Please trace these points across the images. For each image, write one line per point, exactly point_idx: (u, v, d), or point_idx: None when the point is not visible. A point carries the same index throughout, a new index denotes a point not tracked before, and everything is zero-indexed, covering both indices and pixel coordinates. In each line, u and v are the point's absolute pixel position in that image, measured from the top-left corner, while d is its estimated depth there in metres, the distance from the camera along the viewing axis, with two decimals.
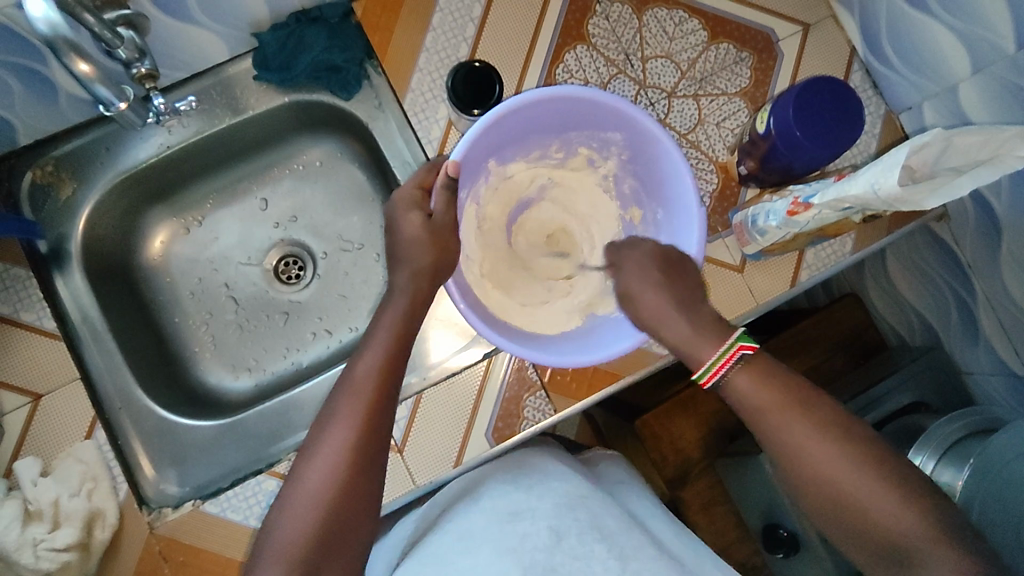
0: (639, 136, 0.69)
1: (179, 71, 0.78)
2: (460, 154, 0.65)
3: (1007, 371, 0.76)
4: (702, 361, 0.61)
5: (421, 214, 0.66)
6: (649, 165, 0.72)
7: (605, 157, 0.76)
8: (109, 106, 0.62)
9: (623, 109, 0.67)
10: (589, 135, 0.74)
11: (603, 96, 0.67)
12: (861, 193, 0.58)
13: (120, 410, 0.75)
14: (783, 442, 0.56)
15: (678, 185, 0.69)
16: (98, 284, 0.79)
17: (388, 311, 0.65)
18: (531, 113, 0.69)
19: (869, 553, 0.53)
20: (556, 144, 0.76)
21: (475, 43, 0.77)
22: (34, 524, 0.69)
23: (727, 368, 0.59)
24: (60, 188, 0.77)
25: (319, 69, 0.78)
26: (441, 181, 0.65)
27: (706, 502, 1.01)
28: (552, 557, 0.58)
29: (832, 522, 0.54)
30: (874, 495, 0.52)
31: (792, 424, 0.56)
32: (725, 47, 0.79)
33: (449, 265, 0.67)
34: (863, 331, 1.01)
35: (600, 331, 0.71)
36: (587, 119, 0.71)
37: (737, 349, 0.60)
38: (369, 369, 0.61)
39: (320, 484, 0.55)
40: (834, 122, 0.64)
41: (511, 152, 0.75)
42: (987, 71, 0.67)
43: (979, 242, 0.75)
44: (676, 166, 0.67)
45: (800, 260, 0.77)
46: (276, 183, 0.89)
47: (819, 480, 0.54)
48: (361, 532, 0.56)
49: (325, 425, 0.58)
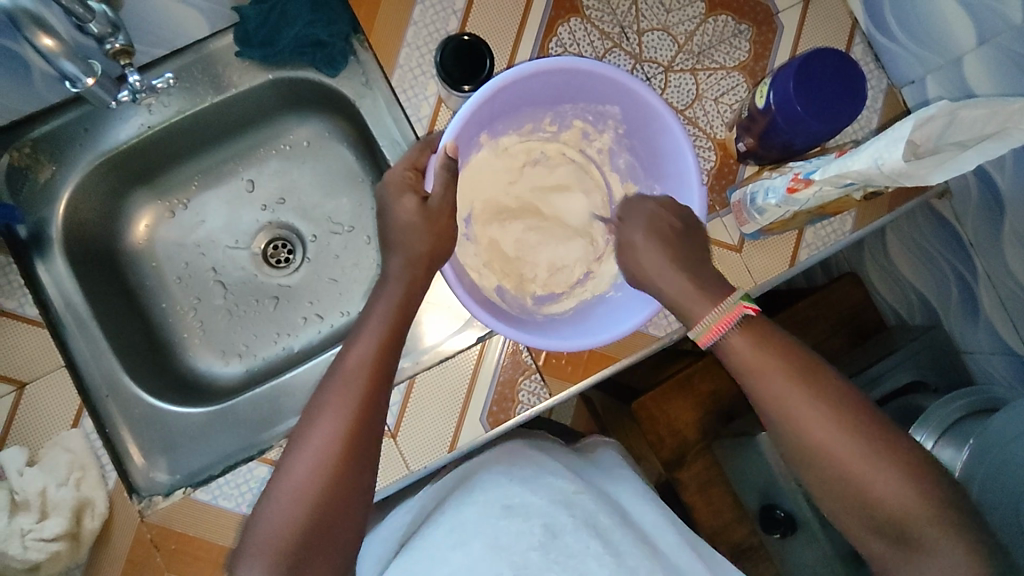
0: (637, 107, 0.67)
1: (157, 48, 0.75)
2: (454, 133, 0.63)
3: (1006, 349, 0.75)
4: (699, 319, 0.61)
5: (416, 196, 0.64)
6: (649, 140, 0.70)
7: (600, 130, 0.75)
8: (76, 82, 0.59)
9: (621, 80, 0.65)
10: (584, 108, 0.72)
11: (602, 68, 0.65)
12: (864, 169, 0.56)
13: (107, 398, 0.74)
14: (794, 411, 0.56)
15: (677, 161, 0.67)
16: (82, 269, 0.77)
17: (383, 298, 0.64)
18: (525, 85, 0.67)
19: (862, 521, 0.55)
20: (549, 117, 0.74)
21: (464, 16, 0.75)
22: (21, 514, 0.68)
23: (728, 326, 0.59)
24: (38, 171, 0.75)
25: (304, 44, 0.75)
26: (439, 162, 0.63)
27: (703, 483, 1.00)
28: (544, 556, 0.58)
29: (833, 496, 0.55)
30: (876, 472, 0.53)
31: (796, 399, 0.56)
32: (723, 19, 0.77)
33: (447, 250, 0.65)
34: (862, 309, 0.99)
35: (597, 313, 0.70)
36: (583, 90, 0.69)
37: (739, 308, 0.59)
38: (363, 358, 0.59)
39: (309, 475, 0.54)
40: (836, 95, 0.62)
41: (502, 125, 0.73)
42: (993, 42, 0.65)
43: (981, 220, 0.73)
44: (677, 142, 0.65)
45: (800, 238, 0.75)
46: (262, 163, 0.87)
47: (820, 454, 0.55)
48: (352, 522, 0.55)
49: (316, 411, 0.57)
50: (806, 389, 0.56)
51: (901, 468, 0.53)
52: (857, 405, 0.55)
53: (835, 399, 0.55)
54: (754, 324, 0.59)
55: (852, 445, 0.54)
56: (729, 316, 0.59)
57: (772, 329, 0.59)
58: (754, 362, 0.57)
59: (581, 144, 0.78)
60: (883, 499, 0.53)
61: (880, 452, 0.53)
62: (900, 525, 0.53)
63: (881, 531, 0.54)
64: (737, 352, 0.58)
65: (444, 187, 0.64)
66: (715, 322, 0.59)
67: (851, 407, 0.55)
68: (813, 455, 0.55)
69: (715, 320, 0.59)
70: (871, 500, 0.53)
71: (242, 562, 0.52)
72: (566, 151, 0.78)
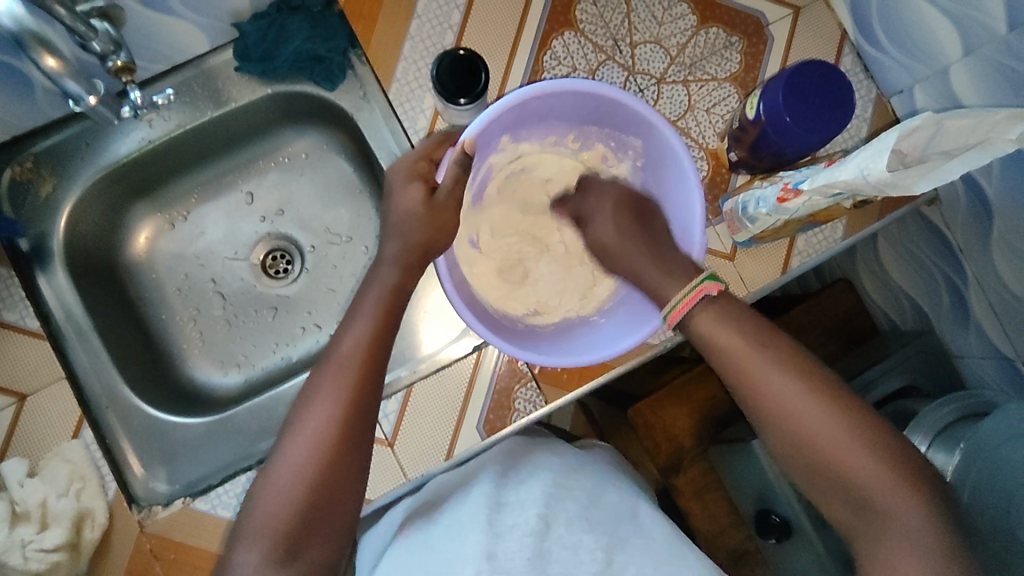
0: (655, 142, 0.69)
1: (157, 64, 0.76)
2: (474, 134, 0.65)
3: (997, 354, 0.76)
4: (668, 300, 0.63)
5: (423, 186, 0.66)
6: (662, 173, 0.72)
7: (620, 158, 0.76)
8: (79, 101, 0.60)
9: (646, 116, 0.67)
10: (610, 134, 0.74)
11: (631, 102, 0.66)
12: (850, 178, 0.57)
13: (107, 409, 0.75)
14: (751, 377, 0.57)
15: (685, 196, 0.68)
16: (83, 283, 0.78)
17: (374, 286, 0.64)
18: (550, 102, 0.68)
19: (823, 489, 0.55)
20: (573, 135, 0.76)
21: (460, 31, 0.76)
22: (22, 525, 0.69)
23: (693, 304, 0.61)
24: (40, 185, 0.76)
25: (302, 59, 0.76)
26: (454, 155, 0.64)
27: (698, 489, 1.00)
28: (541, 543, 0.59)
29: (796, 463, 0.56)
30: (835, 435, 0.54)
31: (759, 365, 0.57)
32: (714, 31, 0.78)
33: (440, 246, 0.66)
34: (855, 315, 1.00)
35: (575, 335, 0.72)
36: (608, 115, 0.71)
37: (703, 288, 0.62)
38: (355, 345, 0.60)
39: (306, 459, 0.55)
40: (824, 106, 0.64)
41: (526, 133, 0.74)
42: (979, 53, 0.66)
43: (970, 227, 0.75)
44: (686, 177, 0.67)
45: (791, 246, 0.76)
46: (262, 176, 0.88)
47: (782, 416, 0.55)
48: (347, 509, 0.56)
49: (310, 397, 0.58)
50: (770, 359, 0.57)
51: (863, 432, 0.53)
52: (815, 368, 0.57)
53: (803, 366, 0.56)
54: (718, 303, 0.61)
55: (812, 408, 0.55)
56: (694, 295, 0.61)
57: (736, 307, 0.61)
58: (713, 329, 0.59)
59: (599, 167, 0.78)
60: (846, 465, 0.53)
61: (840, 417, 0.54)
62: (863, 492, 0.53)
63: (845, 500, 0.54)
64: (700, 329, 0.60)
65: (453, 180, 0.65)
66: (682, 299, 0.62)
67: (818, 378, 0.56)
68: (776, 420, 0.56)
69: (683, 297, 0.62)
70: (838, 466, 0.53)
71: (240, 548, 0.53)
72: (583, 170, 0.78)
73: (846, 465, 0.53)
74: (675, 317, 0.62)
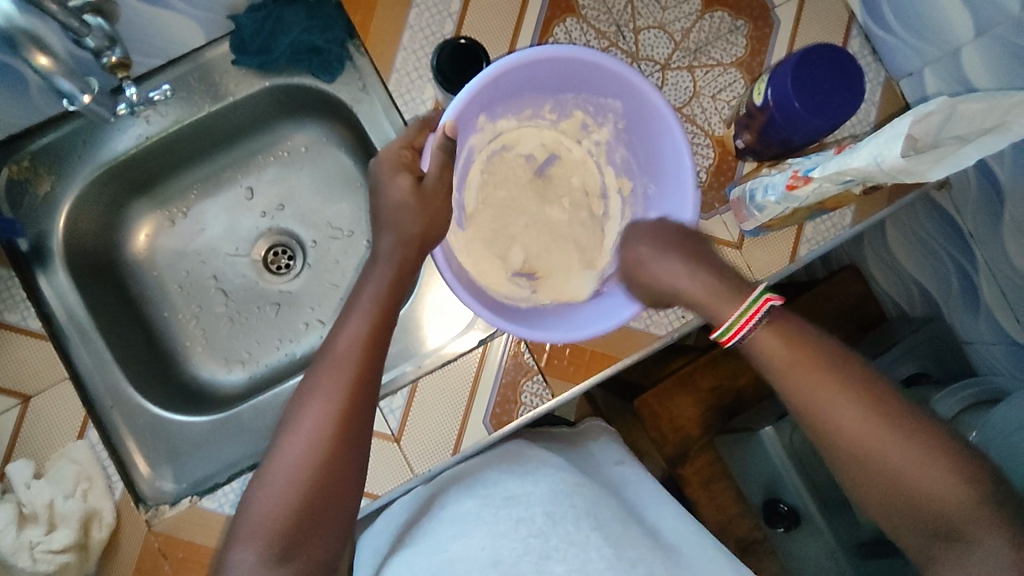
0: (637, 104, 0.68)
1: (155, 58, 0.75)
2: (455, 112, 0.63)
3: (1008, 339, 0.75)
4: (723, 320, 0.59)
5: (410, 177, 0.64)
6: (648, 138, 0.70)
7: (599, 122, 0.75)
8: (73, 100, 0.59)
9: (625, 75, 0.65)
10: (586, 99, 0.72)
11: (605, 62, 0.65)
12: (863, 166, 0.56)
13: (112, 408, 0.74)
14: (826, 411, 0.52)
15: (676, 157, 0.67)
16: (84, 282, 0.77)
17: (371, 282, 0.64)
18: (522, 74, 0.67)
19: (911, 531, 0.51)
20: (549, 104, 0.74)
21: (460, 19, 0.74)
22: (29, 526, 0.68)
23: (752, 325, 0.56)
24: (38, 184, 0.75)
25: (300, 51, 0.75)
26: (437, 141, 0.63)
27: (706, 478, 1.00)
28: (547, 543, 0.58)
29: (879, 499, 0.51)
30: (924, 469, 0.49)
31: (830, 395, 0.52)
32: (719, 15, 0.77)
33: (437, 236, 0.65)
34: (864, 301, 0.99)
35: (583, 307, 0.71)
36: (580, 79, 0.69)
37: (764, 302, 0.56)
38: (352, 344, 0.59)
39: (301, 459, 0.54)
40: (834, 90, 0.62)
41: (502, 108, 0.72)
42: (991, 34, 0.64)
43: (981, 211, 0.73)
44: (676, 141, 0.65)
45: (799, 234, 0.75)
46: (260, 171, 0.87)
47: (861, 451, 0.51)
48: (346, 513, 0.56)
49: (307, 395, 0.57)
50: (841, 390, 0.52)
51: (949, 464, 0.49)
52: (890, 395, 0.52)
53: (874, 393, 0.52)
54: (778, 318, 0.56)
55: (891, 443, 0.50)
56: (754, 312, 0.57)
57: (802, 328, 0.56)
58: (781, 354, 0.55)
59: (578, 135, 0.77)
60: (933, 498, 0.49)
61: (927, 449, 0.50)
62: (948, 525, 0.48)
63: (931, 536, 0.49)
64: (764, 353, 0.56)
65: (439, 168, 0.64)
66: (739, 320, 0.57)
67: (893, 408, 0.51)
68: (851, 452, 0.52)
69: (739, 318, 0.57)
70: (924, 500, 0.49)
71: (234, 548, 0.53)
72: (562, 141, 0.77)
73: (935, 499, 0.49)
74: (731, 339, 0.58)
